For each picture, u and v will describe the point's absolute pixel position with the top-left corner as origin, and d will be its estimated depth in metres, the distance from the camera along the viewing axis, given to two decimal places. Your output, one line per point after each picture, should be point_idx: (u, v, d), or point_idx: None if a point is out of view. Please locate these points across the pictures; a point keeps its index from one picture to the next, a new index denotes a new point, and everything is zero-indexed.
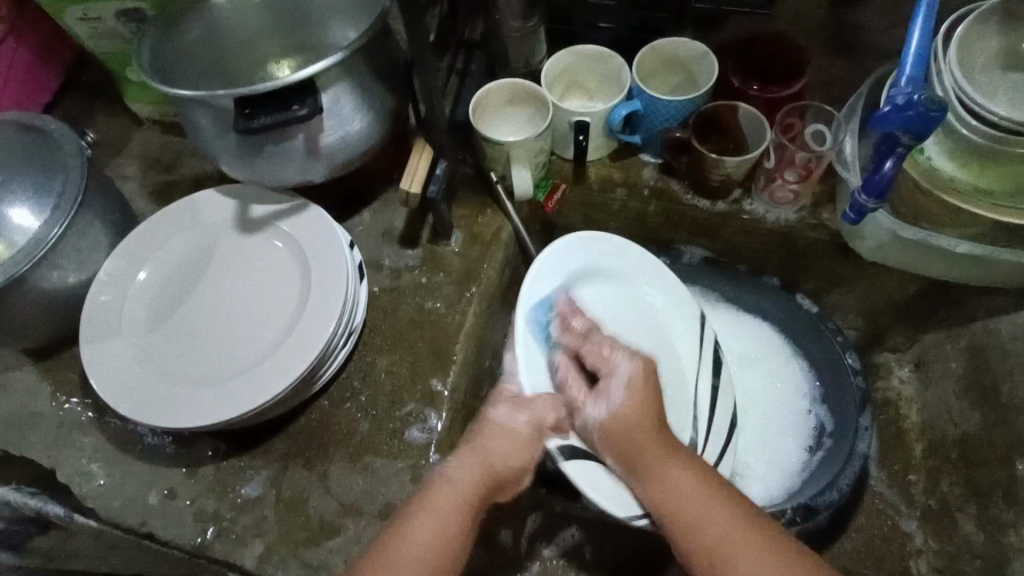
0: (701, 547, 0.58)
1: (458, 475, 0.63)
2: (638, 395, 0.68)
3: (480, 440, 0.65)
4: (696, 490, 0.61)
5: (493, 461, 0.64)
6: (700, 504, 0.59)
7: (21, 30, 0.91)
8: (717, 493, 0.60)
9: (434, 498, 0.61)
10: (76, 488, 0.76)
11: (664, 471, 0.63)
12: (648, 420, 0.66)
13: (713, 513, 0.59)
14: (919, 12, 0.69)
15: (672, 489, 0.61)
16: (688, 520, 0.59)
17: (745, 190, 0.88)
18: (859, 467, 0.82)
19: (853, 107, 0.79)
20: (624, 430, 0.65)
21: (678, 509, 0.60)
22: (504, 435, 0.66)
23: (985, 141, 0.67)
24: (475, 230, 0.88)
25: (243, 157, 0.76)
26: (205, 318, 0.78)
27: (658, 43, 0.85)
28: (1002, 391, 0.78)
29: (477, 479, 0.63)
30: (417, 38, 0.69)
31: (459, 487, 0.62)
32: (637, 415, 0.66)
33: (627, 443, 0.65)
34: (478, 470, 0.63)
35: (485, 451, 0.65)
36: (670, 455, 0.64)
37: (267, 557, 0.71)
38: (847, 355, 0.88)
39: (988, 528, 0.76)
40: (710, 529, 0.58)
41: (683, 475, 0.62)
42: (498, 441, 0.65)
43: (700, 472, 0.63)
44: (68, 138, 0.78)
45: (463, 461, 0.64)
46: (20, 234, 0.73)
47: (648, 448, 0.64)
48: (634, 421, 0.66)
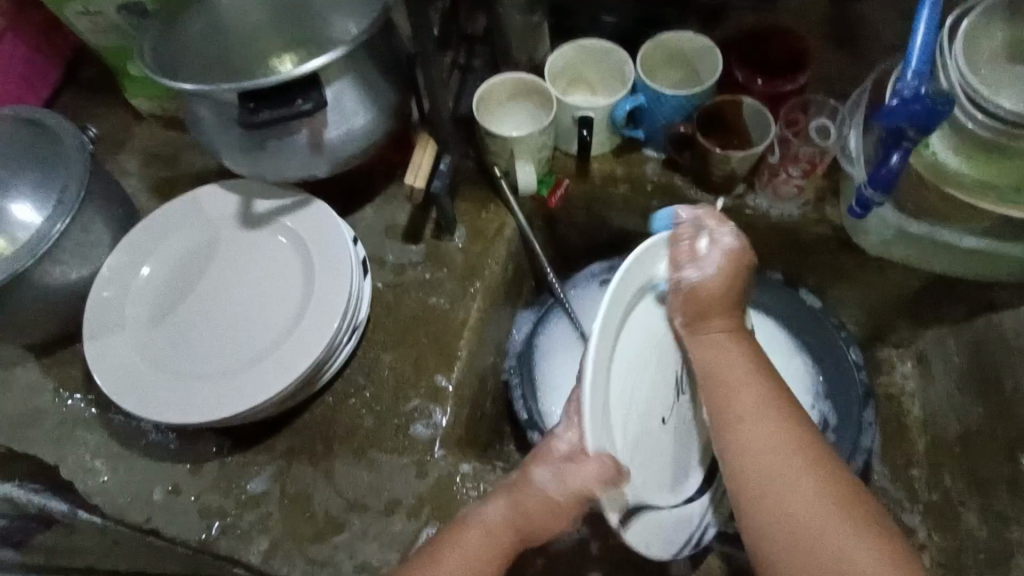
0: (726, 410, 0.59)
1: (492, 520, 0.59)
2: (730, 274, 0.63)
3: (517, 494, 0.58)
4: (745, 369, 0.60)
5: (530, 516, 0.58)
6: (748, 407, 0.58)
7: (21, 24, 0.91)
8: (760, 376, 0.60)
9: (468, 547, 0.58)
10: (80, 484, 0.76)
11: (711, 347, 0.62)
12: (728, 298, 0.63)
13: (764, 428, 0.57)
14: (924, 6, 0.68)
15: (721, 359, 0.61)
16: (739, 433, 0.57)
17: (748, 185, 0.88)
18: (863, 462, 0.83)
19: (858, 102, 0.79)
20: (709, 295, 0.62)
21: (717, 375, 0.60)
22: (544, 499, 0.57)
23: (992, 135, 0.66)
24: (478, 226, 0.88)
25: (246, 152, 0.76)
26: (211, 313, 0.78)
27: (661, 38, 0.85)
28: (1005, 385, 0.79)
29: (512, 529, 0.59)
30: (420, 32, 0.69)
31: (492, 532, 0.59)
32: (723, 288, 0.63)
33: None
34: (512, 521, 0.59)
35: (524, 503, 0.58)
36: (730, 333, 0.63)
37: (273, 553, 0.71)
38: (850, 349, 0.90)
39: (991, 522, 0.76)
40: (751, 442, 0.56)
41: (739, 355, 0.61)
42: (536, 500, 0.57)
43: (754, 355, 0.62)
44: (70, 133, 0.78)
45: (500, 509, 0.59)
46: (22, 230, 0.72)
47: (714, 309, 0.63)
48: (718, 294, 0.63)
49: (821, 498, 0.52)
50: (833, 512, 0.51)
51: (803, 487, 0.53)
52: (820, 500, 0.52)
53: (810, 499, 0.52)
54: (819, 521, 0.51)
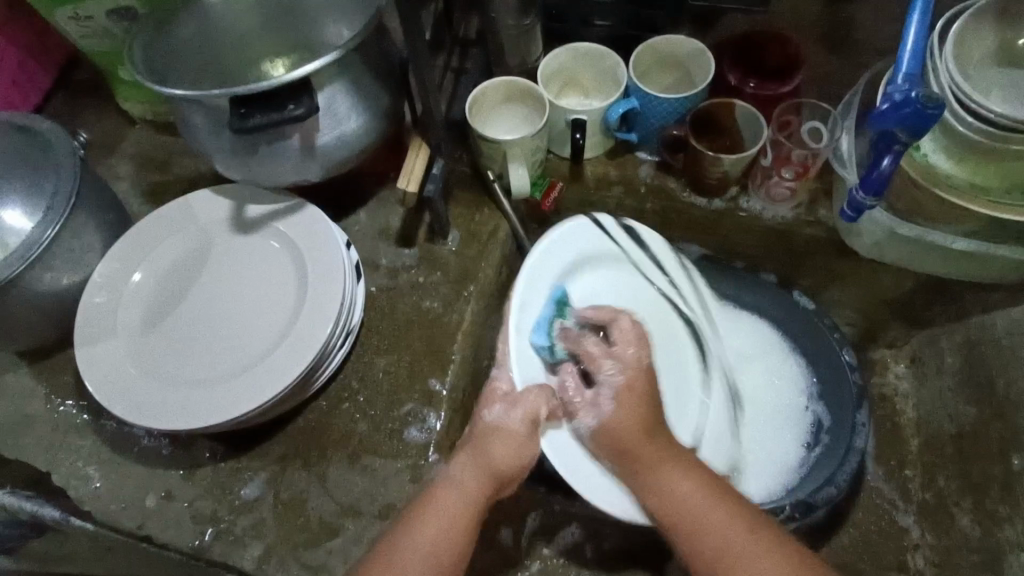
0: (699, 553, 0.59)
1: (463, 477, 0.64)
2: (631, 403, 0.66)
3: (478, 444, 0.66)
4: (698, 496, 0.61)
5: (493, 461, 0.65)
6: (693, 516, 0.60)
7: (11, 29, 0.90)
8: (717, 502, 0.61)
9: (440, 509, 0.62)
10: (73, 490, 0.76)
11: (659, 480, 0.63)
12: (659, 382, 0.69)
13: (722, 519, 0.60)
14: (915, 10, 0.69)
15: (669, 495, 0.62)
16: (694, 529, 0.60)
17: (741, 187, 0.88)
18: (856, 466, 0.81)
19: (850, 103, 0.80)
20: (620, 429, 0.65)
21: (684, 520, 0.61)
22: (504, 435, 0.65)
23: (983, 139, 0.67)
24: (472, 229, 0.88)
25: (238, 157, 0.75)
26: (203, 321, 0.77)
27: (654, 41, 0.85)
28: (997, 385, 0.79)
29: (482, 482, 0.64)
30: (413, 37, 0.69)
31: (462, 492, 0.63)
32: (634, 423, 0.65)
33: (619, 442, 0.65)
34: (479, 474, 0.64)
35: (485, 452, 0.65)
36: (665, 456, 0.64)
37: (267, 559, 0.71)
38: (844, 350, 0.88)
39: (984, 523, 0.77)
40: (708, 547, 0.59)
41: (683, 482, 0.63)
42: (495, 442, 0.65)
43: (698, 475, 0.63)
44: (60, 139, 0.77)
45: (465, 465, 0.65)
46: (12, 235, 0.72)
47: (642, 451, 0.64)
48: (645, 378, 0.68)
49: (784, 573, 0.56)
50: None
51: None
52: None
53: (776, 571, 0.56)
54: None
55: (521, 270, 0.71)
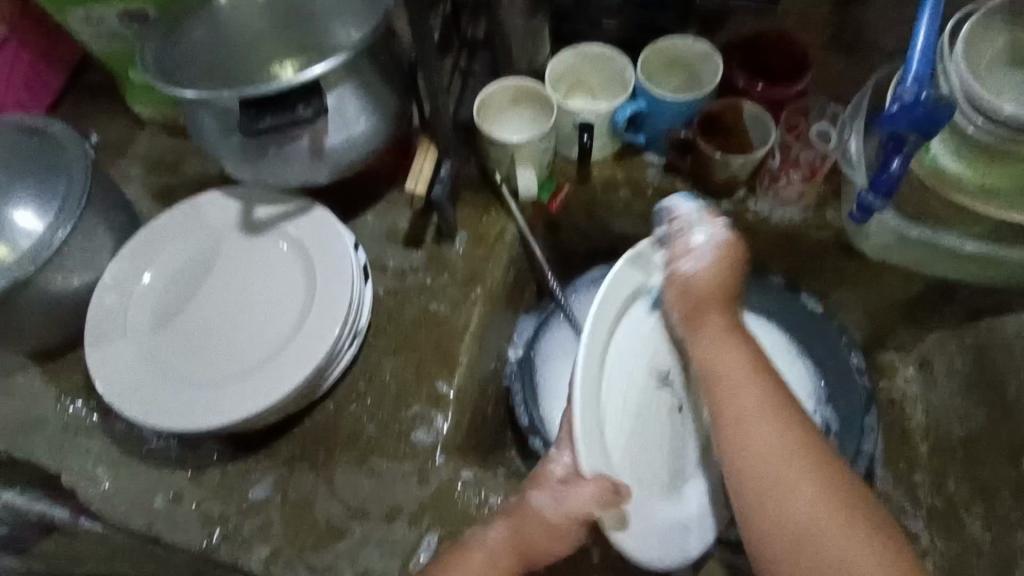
0: (731, 417, 0.63)
1: (492, 536, 0.65)
2: (726, 266, 0.70)
3: (515, 518, 0.65)
4: (742, 368, 0.65)
5: (532, 541, 0.64)
6: (735, 379, 0.64)
7: (23, 31, 0.91)
8: (757, 374, 0.64)
9: (472, 570, 0.63)
10: (82, 491, 0.76)
11: (712, 337, 0.68)
12: (723, 290, 0.70)
13: (762, 395, 0.63)
14: (925, 11, 0.68)
15: (710, 351, 0.67)
16: (730, 394, 0.64)
17: (749, 189, 0.87)
18: (866, 466, 0.83)
19: (858, 105, 0.80)
20: (713, 283, 0.70)
21: (718, 379, 0.65)
22: (534, 520, 0.64)
23: (993, 140, 0.67)
24: (479, 231, 0.88)
25: (246, 158, 0.76)
26: (213, 342, 0.76)
27: (661, 43, 0.86)
28: (1008, 389, 0.79)
29: (511, 556, 0.64)
30: (421, 38, 0.69)
31: (494, 557, 0.64)
32: (715, 285, 0.70)
33: (700, 302, 0.70)
34: (512, 546, 0.64)
35: (525, 526, 0.65)
36: (727, 334, 0.68)
37: (274, 560, 0.71)
38: (852, 354, 0.89)
39: (995, 528, 0.76)
40: (751, 436, 0.61)
41: (740, 351, 0.66)
42: (530, 524, 0.64)
43: (754, 360, 0.66)
44: (72, 140, 0.78)
45: (500, 531, 0.65)
46: (24, 236, 0.72)
47: (709, 312, 0.70)
48: (712, 287, 0.70)
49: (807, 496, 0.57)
50: (810, 492, 0.57)
51: (833, 521, 0.55)
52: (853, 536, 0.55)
53: (791, 477, 0.58)
54: (802, 501, 0.57)
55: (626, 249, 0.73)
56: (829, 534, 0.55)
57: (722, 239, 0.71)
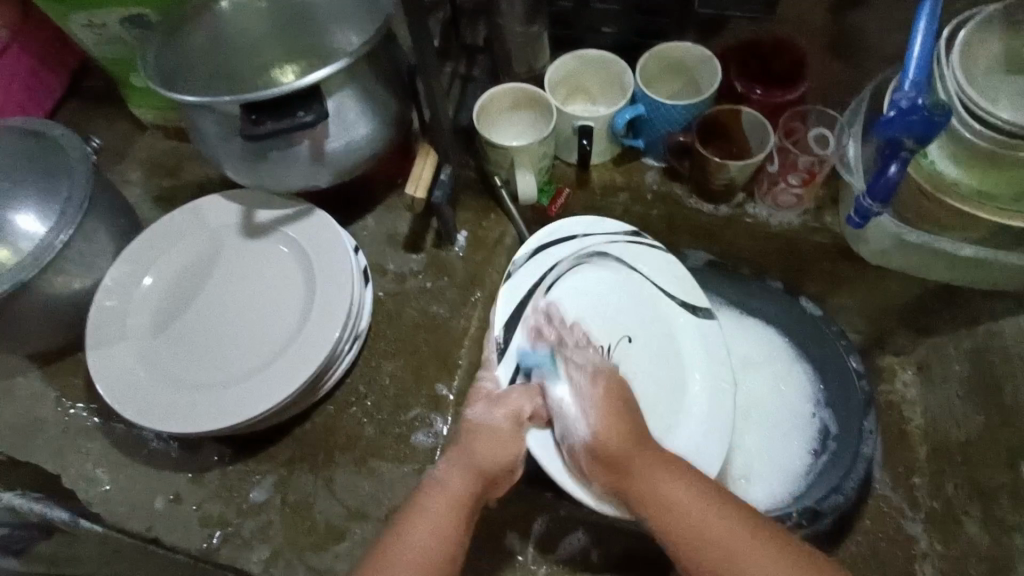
0: (676, 540, 0.55)
1: (447, 476, 0.61)
2: (612, 410, 0.63)
3: (463, 442, 0.63)
4: (685, 492, 0.57)
5: (478, 458, 0.63)
6: (661, 484, 0.58)
7: (26, 36, 0.92)
8: (697, 480, 0.58)
9: (427, 509, 0.58)
10: (83, 493, 0.76)
11: (640, 472, 0.59)
12: (631, 442, 0.61)
13: (692, 497, 0.57)
14: (922, 14, 0.69)
15: (662, 502, 0.57)
16: (681, 519, 0.56)
17: (748, 194, 0.89)
18: (865, 470, 0.81)
19: (857, 109, 0.80)
20: (610, 439, 0.61)
21: (671, 513, 0.56)
22: (484, 433, 0.64)
23: (991, 146, 0.67)
24: (479, 234, 0.88)
25: (248, 163, 0.76)
26: (200, 330, 0.78)
27: (660, 48, 0.86)
28: (1005, 393, 0.79)
29: (466, 481, 0.61)
30: (420, 43, 0.69)
31: (449, 492, 0.60)
32: (614, 432, 0.62)
33: (613, 462, 0.61)
34: (464, 474, 0.61)
35: (468, 448, 0.63)
36: (662, 471, 0.59)
37: (273, 562, 0.71)
38: (851, 357, 0.88)
39: (993, 531, 0.76)
40: (685, 522, 0.55)
41: (676, 487, 0.58)
42: (480, 440, 0.64)
43: (690, 478, 0.59)
44: (73, 144, 0.78)
45: (451, 466, 0.62)
46: (26, 240, 0.73)
47: (632, 459, 0.60)
48: (613, 437, 0.61)
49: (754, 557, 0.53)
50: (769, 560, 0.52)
51: None
52: None
53: (739, 542, 0.53)
54: (754, 565, 0.52)
55: (544, 226, 0.79)
56: None
57: (599, 370, 0.66)
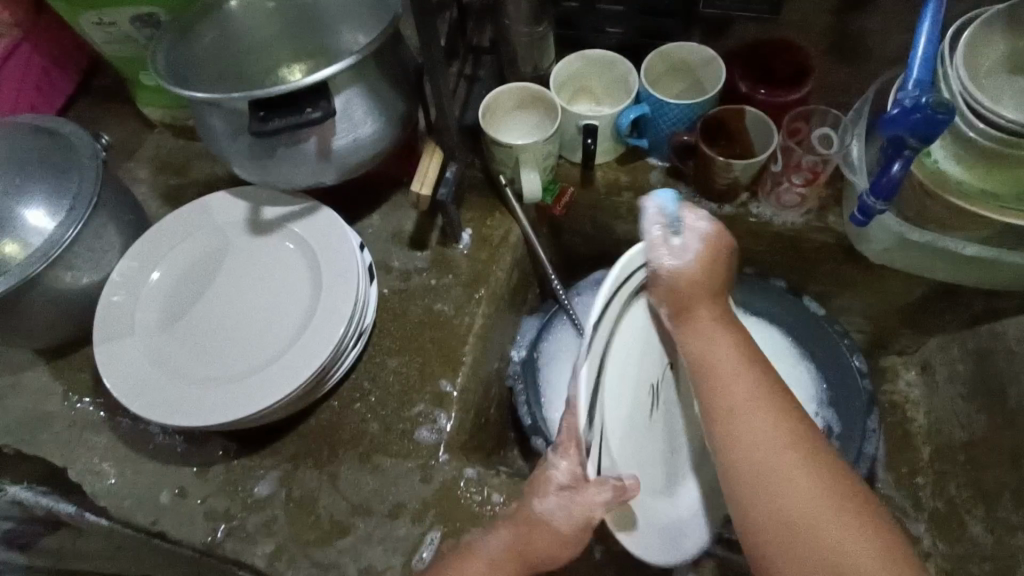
0: (720, 402, 0.56)
1: (493, 546, 0.63)
2: (709, 257, 0.62)
3: (524, 527, 0.60)
4: (733, 358, 0.58)
5: (531, 549, 0.60)
6: (726, 357, 0.58)
7: (36, 35, 0.93)
8: (750, 360, 0.58)
9: (467, 573, 0.62)
10: (88, 487, 0.77)
11: (705, 326, 0.60)
12: (712, 289, 0.62)
13: (743, 376, 0.57)
14: (925, 19, 0.69)
15: (703, 346, 0.59)
16: (719, 383, 0.57)
17: (751, 194, 0.89)
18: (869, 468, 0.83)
19: (860, 111, 0.81)
20: (693, 283, 0.60)
21: (708, 368, 0.57)
22: (547, 534, 0.59)
23: (994, 145, 0.67)
24: (483, 233, 0.89)
25: (256, 160, 0.77)
26: (224, 370, 0.75)
27: (665, 48, 0.86)
28: (1008, 394, 0.79)
29: (513, 566, 0.61)
30: (428, 41, 0.70)
31: (493, 562, 0.62)
32: (702, 277, 0.61)
33: (681, 300, 0.60)
34: (510, 555, 0.61)
35: (527, 539, 0.60)
36: (718, 323, 0.60)
37: (277, 556, 0.72)
38: (854, 357, 0.89)
39: (997, 531, 0.76)
40: (734, 397, 0.56)
41: (722, 342, 0.59)
42: (542, 534, 0.59)
43: (743, 346, 0.59)
44: (83, 141, 0.79)
45: (505, 538, 0.62)
46: (35, 235, 0.74)
47: (697, 302, 0.61)
48: (700, 281, 0.61)
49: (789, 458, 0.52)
50: (806, 485, 0.51)
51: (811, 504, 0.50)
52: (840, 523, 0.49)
53: (781, 441, 0.53)
54: (787, 472, 0.51)
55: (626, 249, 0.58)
56: (832, 534, 0.49)
57: (703, 235, 0.63)
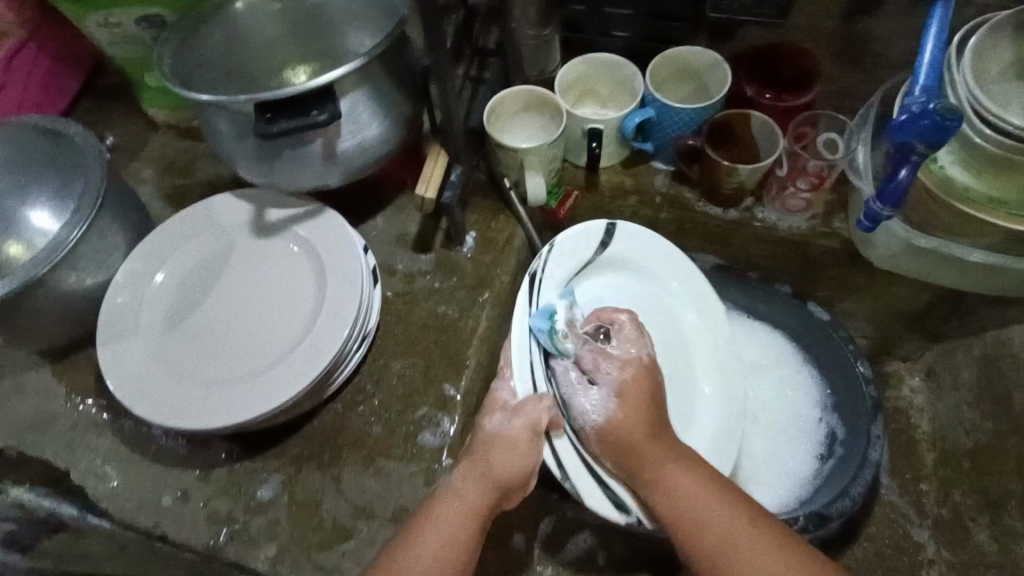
0: (707, 554, 0.60)
1: (463, 486, 0.66)
2: (635, 410, 0.69)
3: (478, 452, 0.67)
4: (704, 496, 0.62)
5: (493, 471, 0.66)
6: (698, 499, 0.62)
7: (41, 35, 0.92)
8: (717, 491, 0.63)
9: (442, 516, 0.63)
10: (91, 488, 0.77)
11: (667, 475, 0.65)
12: (640, 435, 0.68)
13: (713, 508, 0.61)
14: (933, 23, 0.69)
15: (673, 493, 0.64)
16: (698, 529, 0.61)
17: (756, 198, 0.89)
18: (872, 475, 0.80)
19: (866, 116, 0.81)
20: (627, 432, 0.68)
21: (683, 528, 0.62)
22: (502, 445, 0.66)
23: (1002, 152, 0.67)
24: (489, 236, 0.89)
25: (260, 162, 0.77)
26: (220, 337, 0.78)
27: (672, 52, 0.86)
28: (1014, 401, 0.79)
29: (481, 494, 0.65)
30: (435, 45, 0.70)
31: (465, 502, 0.65)
32: (635, 429, 0.68)
33: (623, 452, 0.67)
34: (479, 484, 0.65)
35: (486, 463, 0.66)
36: (673, 459, 0.66)
37: (280, 560, 0.71)
38: (859, 363, 0.86)
39: (1002, 539, 0.76)
40: (711, 528, 0.60)
41: (687, 480, 0.64)
42: (496, 448, 0.66)
43: (705, 479, 0.64)
44: (88, 141, 0.79)
45: (468, 474, 0.66)
46: (41, 236, 0.74)
47: (646, 449, 0.67)
48: (628, 429, 0.68)
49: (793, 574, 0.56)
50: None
51: None
52: None
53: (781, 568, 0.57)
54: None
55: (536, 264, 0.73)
56: None
57: (621, 388, 0.71)
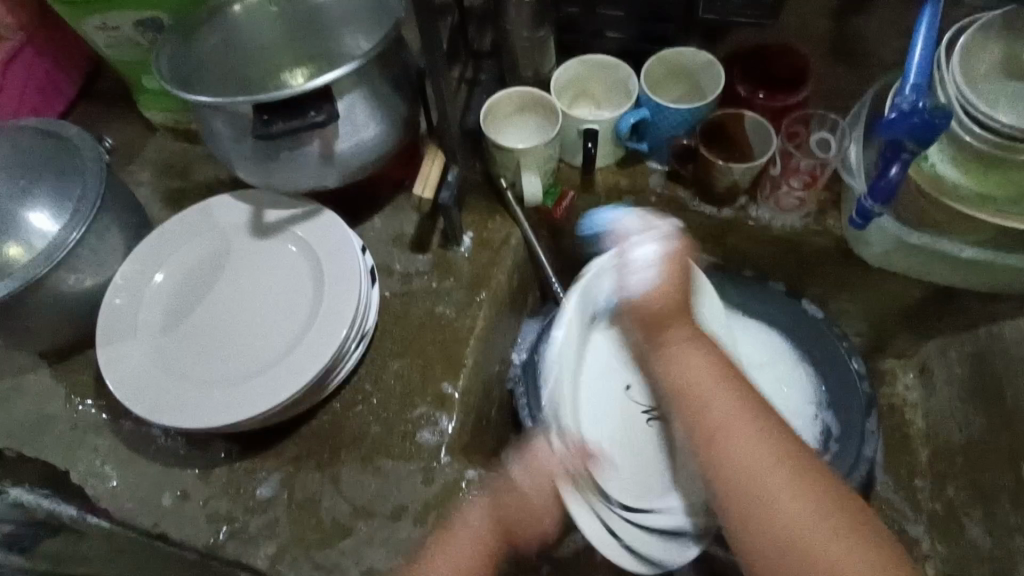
0: (699, 427, 0.56)
1: (472, 517, 0.66)
2: (676, 281, 0.63)
3: (496, 493, 0.68)
4: (708, 376, 0.58)
5: (508, 517, 0.66)
6: (709, 385, 0.57)
7: (38, 39, 0.93)
8: (723, 376, 0.58)
9: (454, 544, 0.64)
10: (90, 489, 0.77)
11: (678, 350, 0.60)
12: (680, 309, 0.63)
13: (723, 396, 0.57)
14: (922, 23, 0.70)
15: (685, 361, 0.59)
16: (698, 401, 0.57)
17: (750, 197, 0.90)
18: (867, 470, 0.82)
19: (858, 115, 0.81)
20: (665, 301, 0.63)
21: (683, 385, 0.59)
22: (519, 492, 0.67)
23: (990, 148, 0.68)
24: (484, 236, 0.89)
25: (259, 163, 0.77)
26: (218, 334, 0.78)
27: (665, 53, 0.87)
28: (1006, 396, 0.79)
29: (492, 523, 0.66)
30: (429, 46, 0.70)
31: (475, 533, 0.65)
32: (668, 300, 0.63)
33: (654, 325, 0.63)
34: (489, 518, 0.66)
35: (500, 501, 0.67)
36: (688, 335, 0.61)
37: (280, 557, 0.72)
38: (853, 360, 0.88)
39: (995, 532, 0.76)
40: (710, 414, 0.56)
41: (696, 357, 0.59)
42: (510, 494, 0.67)
43: (717, 359, 0.60)
44: (87, 144, 0.80)
45: (481, 504, 0.67)
46: (40, 238, 0.74)
47: (670, 322, 0.62)
48: (673, 296, 0.63)
49: (786, 483, 0.51)
50: (788, 486, 0.51)
51: (799, 503, 0.51)
52: (822, 517, 0.50)
53: (766, 459, 0.53)
54: (767, 469, 0.52)
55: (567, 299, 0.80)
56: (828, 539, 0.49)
57: (670, 250, 0.64)
